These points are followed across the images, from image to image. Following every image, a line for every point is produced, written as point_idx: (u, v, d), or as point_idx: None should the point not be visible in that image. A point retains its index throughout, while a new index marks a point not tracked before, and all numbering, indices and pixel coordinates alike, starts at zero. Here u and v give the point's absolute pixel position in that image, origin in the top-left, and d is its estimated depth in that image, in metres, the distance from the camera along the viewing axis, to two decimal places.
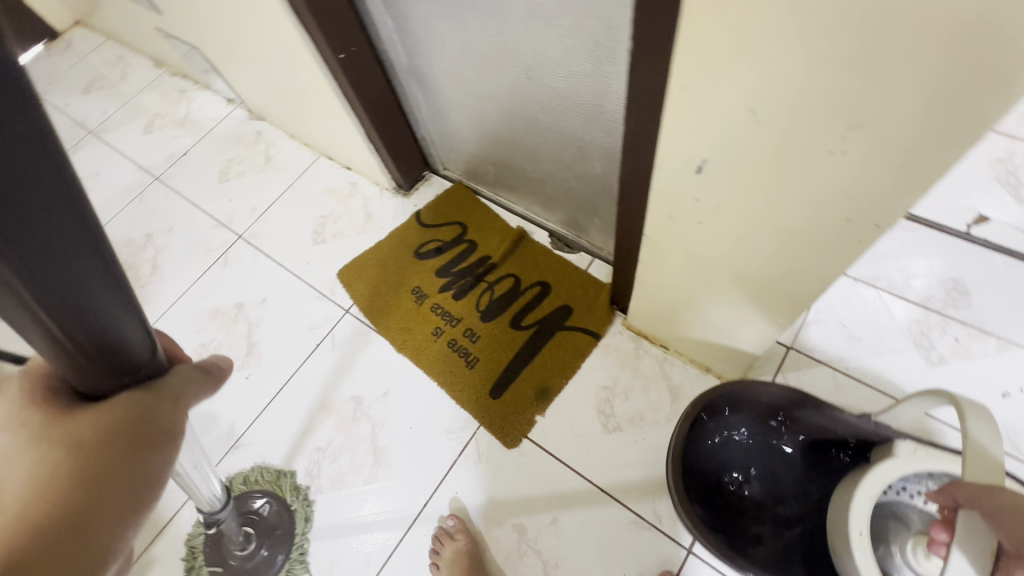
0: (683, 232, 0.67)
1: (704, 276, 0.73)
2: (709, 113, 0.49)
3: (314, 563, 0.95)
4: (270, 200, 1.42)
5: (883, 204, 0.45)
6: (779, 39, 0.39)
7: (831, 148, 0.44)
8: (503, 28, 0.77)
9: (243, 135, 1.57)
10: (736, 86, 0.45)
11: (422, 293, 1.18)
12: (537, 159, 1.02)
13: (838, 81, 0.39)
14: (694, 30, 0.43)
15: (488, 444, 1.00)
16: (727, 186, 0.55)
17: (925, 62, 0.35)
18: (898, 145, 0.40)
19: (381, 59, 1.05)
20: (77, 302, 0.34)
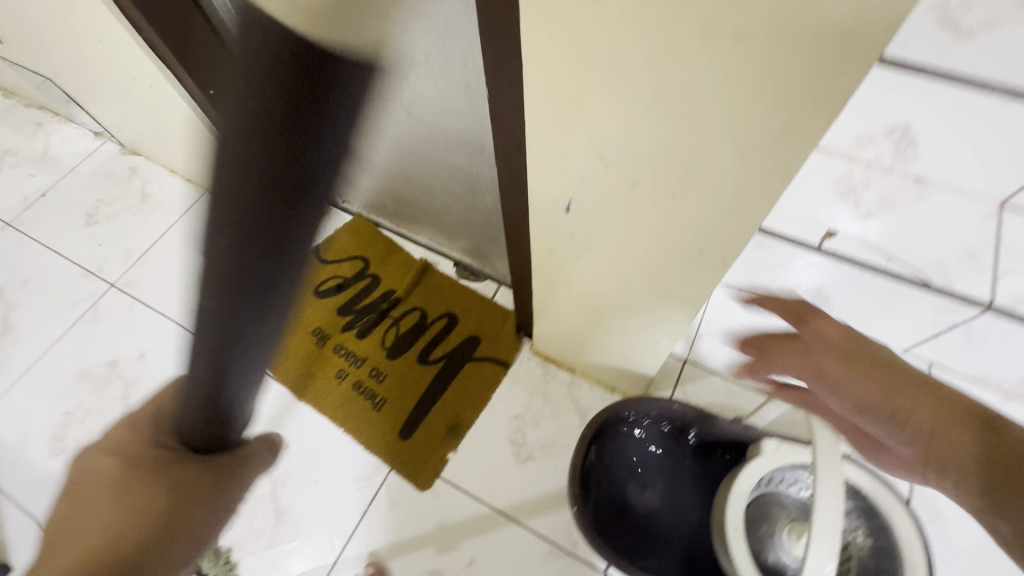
0: (567, 267, 0.69)
1: (594, 306, 0.75)
2: (566, 157, 0.50)
3: None
4: (148, 242, 1.30)
5: (726, 239, 0.49)
6: (612, 95, 0.41)
7: (674, 192, 0.47)
8: (378, 67, 0.75)
9: (114, 172, 1.43)
10: (584, 136, 0.46)
11: (323, 333, 1.12)
12: (432, 192, 1.01)
13: (667, 133, 0.42)
14: (536, 83, 0.44)
15: (399, 489, 0.95)
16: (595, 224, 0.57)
17: (733, 119, 0.38)
18: (727, 190, 0.44)
19: None
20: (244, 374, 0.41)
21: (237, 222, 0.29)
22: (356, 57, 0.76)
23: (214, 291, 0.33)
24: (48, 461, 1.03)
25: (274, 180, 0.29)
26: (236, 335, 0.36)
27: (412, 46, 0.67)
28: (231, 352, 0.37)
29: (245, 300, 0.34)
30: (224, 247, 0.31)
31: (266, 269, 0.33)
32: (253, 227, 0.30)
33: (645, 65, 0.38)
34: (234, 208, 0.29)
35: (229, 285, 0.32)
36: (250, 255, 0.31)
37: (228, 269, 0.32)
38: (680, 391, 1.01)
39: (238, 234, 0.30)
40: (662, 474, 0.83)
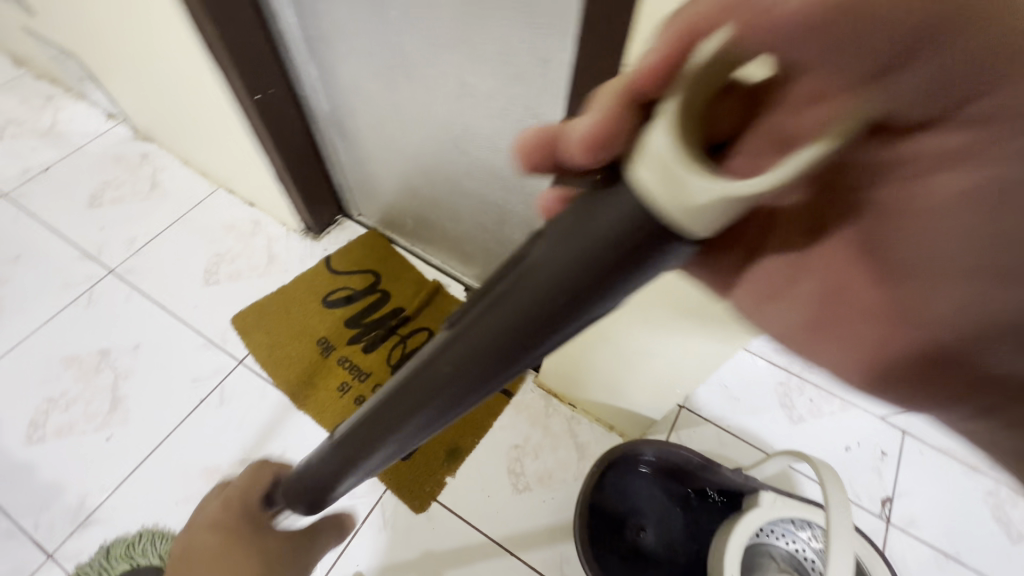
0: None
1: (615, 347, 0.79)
2: None
3: None
4: (153, 231, 1.27)
5: None
6: None
7: None
8: (434, 101, 0.78)
9: (124, 156, 1.41)
10: None
11: (329, 344, 1.12)
12: (458, 219, 1.04)
13: None
14: None
15: (394, 510, 0.95)
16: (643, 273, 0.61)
17: None
18: None
19: (300, 104, 1.01)
20: (386, 427, 0.42)
21: (524, 320, 0.27)
22: (414, 89, 0.79)
23: (455, 360, 0.32)
24: (24, 449, 0.98)
25: (581, 305, 0.25)
26: (444, 402, 0.35)
27: (475, 87, 0.71)
28: (419, 405, 0.37)
29: (477, 384, 0.33)
30: (486, 333, 0.29)
31: (506, 367, 0.31)
32: (526, 331, 0.28)
33: None
34: (523, 308, 0.27)
35: (469, 363, 0.31)
36: (510, 349, 0.29)
37: (475, 354, 0.31)
38: (675, 437, 1.04)
39: (518, 331, 0.28)
40: (658, 515, 0.85)
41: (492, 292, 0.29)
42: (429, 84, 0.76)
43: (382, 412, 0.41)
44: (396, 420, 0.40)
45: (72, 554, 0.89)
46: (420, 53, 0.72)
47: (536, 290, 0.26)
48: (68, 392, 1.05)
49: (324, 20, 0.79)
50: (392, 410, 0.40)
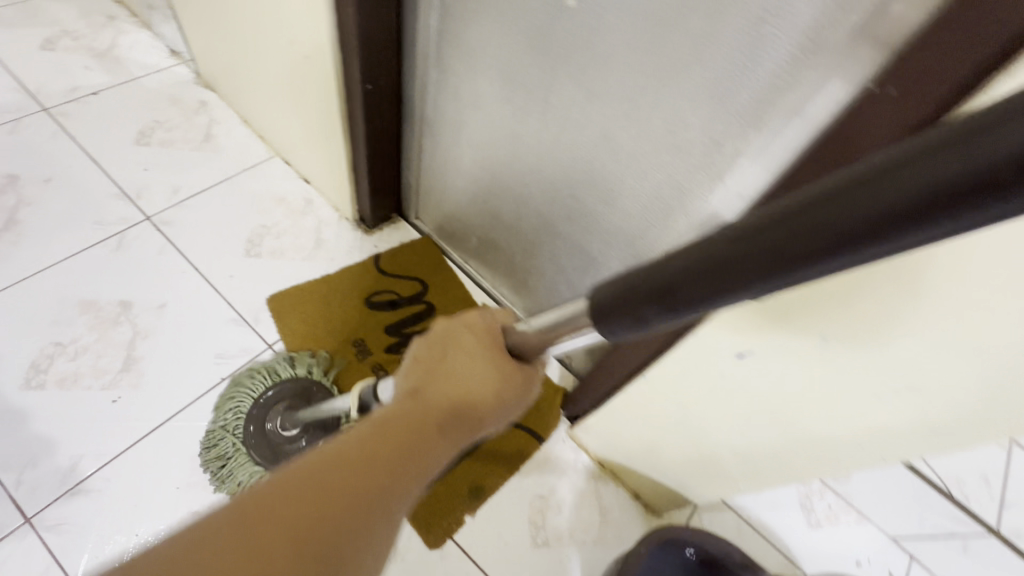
0: (689, 391, 0.72)
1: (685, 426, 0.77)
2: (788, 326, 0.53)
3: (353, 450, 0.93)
4: (199, 185, 1.20)
5: (899, 446, 0.58)
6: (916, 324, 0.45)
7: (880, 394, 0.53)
8: (563, 143, 0.76)
9: (181, 99, 1.33)
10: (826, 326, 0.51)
11: (366, 348, 1.07)
12: (532, 254, 1.01)
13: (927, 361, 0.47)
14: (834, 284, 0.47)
15: (408, 541, 0.90)
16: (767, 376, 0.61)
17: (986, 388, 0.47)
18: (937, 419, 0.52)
19: (402, 102, 0.97)
20: (613, 309, 0.39)
21: (847, 220, 0.24)
22: (545, 126, 0.76)
23: (724, 252, 0.30)
24: (21, 394, 0.90)
25: (932, 216, 0.22)
26: (679, 298, 0.33)
27: (620, 145, 0.69)
28: (648, 299, 0.35)
29: (728, 284, 0.30)
30: (784, 232, 0.27)
31: (780, 274, 0.28)
32: (836, 228, 0.25)
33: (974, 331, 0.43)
34: (864, 208, 0.24)
35: (737, 259, 0.29)
36: (803, 249, 0.26)
37: (751, 247, 0.28)
38: (697, 517, 1.03)
39: (832, 229, 0.25)
40: None
41: (809, 193, 0.27)
42: (566, 127, 0.74)
43: (605, 304, 0.40)
44: (626, 301, 0.38)
45: (53, 523, 0.82)
46: (570, 96, 0.70)
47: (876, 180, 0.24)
48: (79, 339, 0.97)
49: (470, 35, 0.76)
50: (625, 296, 0.38)
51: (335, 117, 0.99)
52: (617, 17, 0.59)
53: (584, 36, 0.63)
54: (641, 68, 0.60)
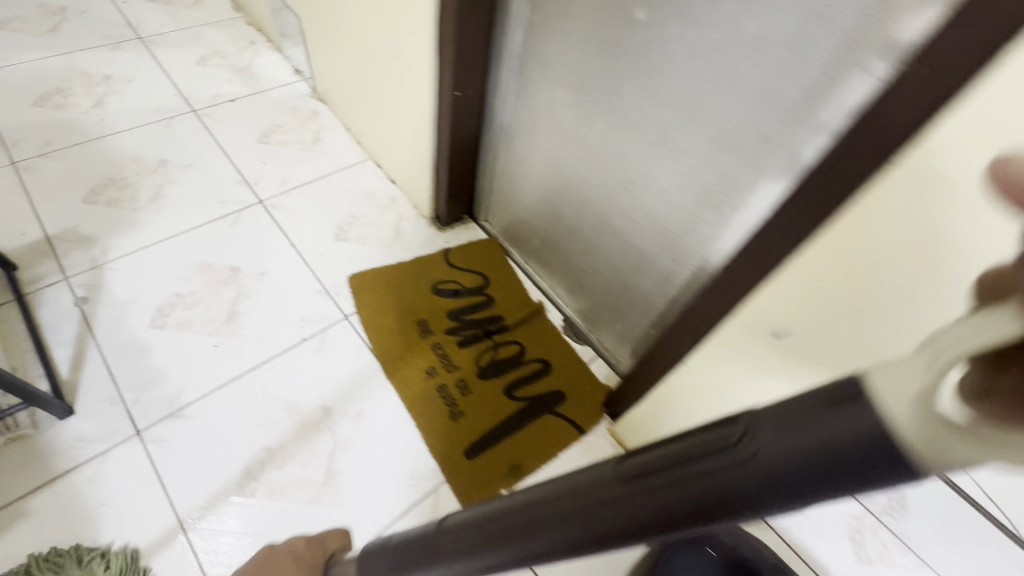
0: (744, 327, 0.67)
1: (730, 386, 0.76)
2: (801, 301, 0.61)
3: None
4: (305, 178, 1.40)
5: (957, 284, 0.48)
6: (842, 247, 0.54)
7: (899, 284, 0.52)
8: (625, 143, 0.85)
9: (297, 109, 1.56)
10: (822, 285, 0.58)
11: (428, 328, 1.17)
12: (589, 252, 1.08)
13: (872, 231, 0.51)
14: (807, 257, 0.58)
15: (447, 502, 0.97)
16: (823, 299, 0.59)
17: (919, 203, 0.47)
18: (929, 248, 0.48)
19: (485, 111, 1.10)
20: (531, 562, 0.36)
21: (856, 440, 0.21)
22: (612, 129, 0.85)
23: (730, 458, 0.25)
24: (146, 330, 1.07)
25: (852, 469, 0.21)
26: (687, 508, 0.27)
27: (676, 144, 0.76)
28: (578, 522, 0.33)
29: (690, 514, 0.28)
30: (827, 437, 0.22)
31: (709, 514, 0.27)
32: (798, 476, 0.23)
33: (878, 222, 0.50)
34: (773, 473, 0.23)
35: (734, 481, 0.25)
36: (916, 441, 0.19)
37: (690, 495, 0.27)
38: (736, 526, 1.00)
39: (841, 451, 0.21)
40: None
41: (700, 476, 0.27)
42: (629, 128, 0.82)
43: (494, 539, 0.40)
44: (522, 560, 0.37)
45: (157, 438, 0.95)
46: (633, 99, 0.79)
47: (842, 467, 0.21)
48: (195, 293, 1.14)
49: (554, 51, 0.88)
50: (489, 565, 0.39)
51: (427, 122, 1.13)
52: (682, 26, 0.67)
53: (653, 44, 0.72)
54: (703, 72, 0.68)
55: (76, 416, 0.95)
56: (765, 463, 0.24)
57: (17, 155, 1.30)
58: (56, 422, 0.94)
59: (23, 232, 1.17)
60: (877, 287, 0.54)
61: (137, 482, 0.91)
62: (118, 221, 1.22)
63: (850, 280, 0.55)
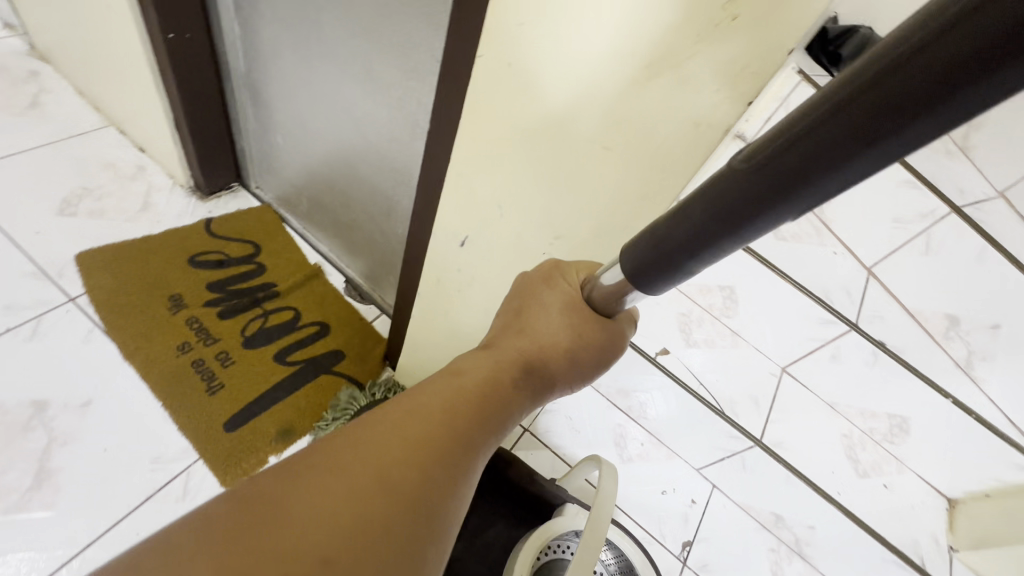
0: (444, 226, 0.67)
1: (444, 307, 0.78)
2: (488, 190, 0.59)
3: None
4: (15, 148, 1.17)
5: (645, 123, 0.43)
6: (525, 121, 0.50)
7: (602, 143, 0.47)
8: (344, 80, 0.84)
9: (7, 68, 1.30)
10: (504, 167, 0.55)
11: (183, 302, 1.06)
12: (351, 205, 1.06)
13: (562, 85, 0.45)
14: (470, 146, 0.56)
15: (202, 480, 0.89)
16: (601, 175, 0.49)
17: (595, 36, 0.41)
18: (621, 93, 0.43)
19: (217, 59, 1.01)
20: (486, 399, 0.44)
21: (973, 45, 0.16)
22: (331, 66, 0.84)
23: (805, 119, 0.22)
24: None
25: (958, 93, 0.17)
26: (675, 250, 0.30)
27: (381, 75, 0.77)
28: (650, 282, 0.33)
29: (740, 220, 0.26)
30: (924, 55, 0.17)
31: (759, 216, 0.25)
32: (887, 116, 0.19)
33: (561, 80, 0.45)
34: (857, 125, 0.20)
35: (793, 158, 0.22)
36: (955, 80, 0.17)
37: (743, 188, 0.25)
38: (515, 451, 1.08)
39: (949, 66, 0.17)
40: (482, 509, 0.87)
41: (752, 162, 0.24)
42: (342, 64, 0.81)
43: None
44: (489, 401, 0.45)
45: None
46: (337, 32, 0.78)
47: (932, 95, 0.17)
48: None
49: None
50: None
51: (151, 73, 1.01)
52: None
53: None
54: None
55: None
56: (848, 110, 0.20)
57: None
58: None
59: None
60: (575, 156, 0.49)
61: None
62: None
63: (618, 145, 0.46)
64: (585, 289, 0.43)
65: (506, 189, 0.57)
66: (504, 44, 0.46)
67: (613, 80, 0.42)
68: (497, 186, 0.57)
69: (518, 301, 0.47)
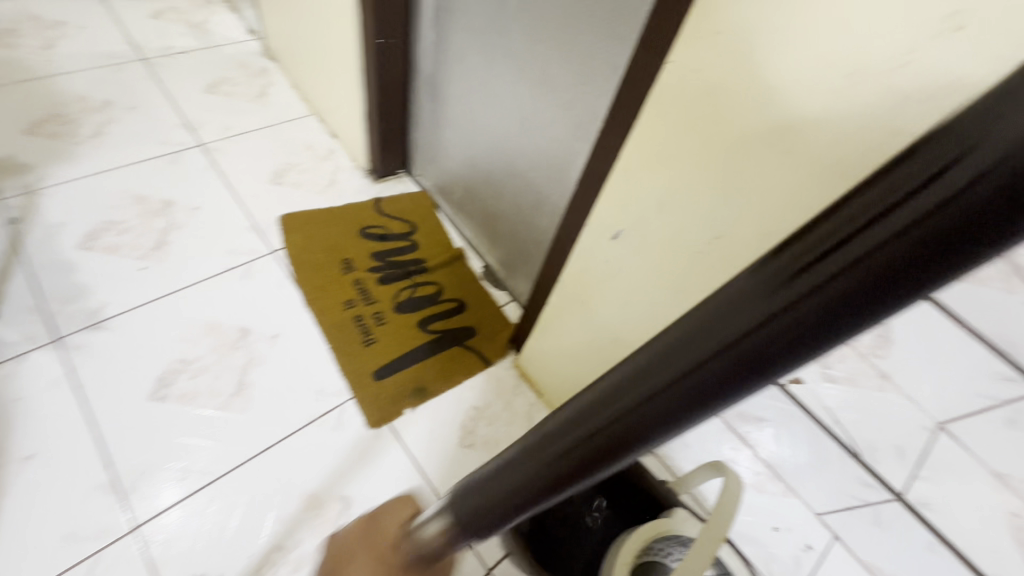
0: (600, 218, 0.72)
1: (584, 295, 0.84)
2: (652, 187, 0.63)
3: (14, 498, 0.84)
4: (247, 127, 1.46)
5: (829, 132, 0.45)
6: (703, 123, 0.54)
7: (779, 148, 0.49)
8: (518, 83, 0.94)
9: (247, 64, 1.62)
10: (673, 165, 0.59)
11: (352, 265, 1.24)
12: (501, 197, 1.16)
13: (746, 92, 0.49)
14: (643, 145, 0.61)
15: (351, 416, 1.03)
16: (772, 175, 0.51)
17: (791, 47, 0.44)
18: (808, 101, 0.45)
19: (410, 61, 1.18)
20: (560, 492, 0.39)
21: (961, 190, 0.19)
22: (509, 71, 0.94)
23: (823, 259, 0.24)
24: (74, 251, 1.12)
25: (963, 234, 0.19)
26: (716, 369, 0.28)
27: (555, 79, 0.85)
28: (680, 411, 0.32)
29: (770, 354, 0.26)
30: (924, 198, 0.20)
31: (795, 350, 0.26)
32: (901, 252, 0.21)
33: (749, 87, 0.48)
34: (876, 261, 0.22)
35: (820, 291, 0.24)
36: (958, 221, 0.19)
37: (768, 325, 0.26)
38: None
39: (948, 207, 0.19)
40: None
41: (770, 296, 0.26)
42: (521, 69, 0.91)
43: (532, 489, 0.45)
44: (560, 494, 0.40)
45: (76, 345, 1.01)
46: (521, 40, 0.88)
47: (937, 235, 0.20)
48: (127, 222, 1.19)
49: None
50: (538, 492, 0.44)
51: (357, 70, 1.21)
52: None
53: None
54: (568, 12, 0.77)
55: None
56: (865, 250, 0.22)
57: None
58: None
59: None
60: (748, 159, 0.52)
61: (54, 381, 0.96)
62: (57, 153, 1.27)
63: (796, 147, 0.48)
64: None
65: (671, 187, 0.61)
66: (697, 52, 0.51)
67: (795, 91, 0.45)
68: (662, 184, 0.62)
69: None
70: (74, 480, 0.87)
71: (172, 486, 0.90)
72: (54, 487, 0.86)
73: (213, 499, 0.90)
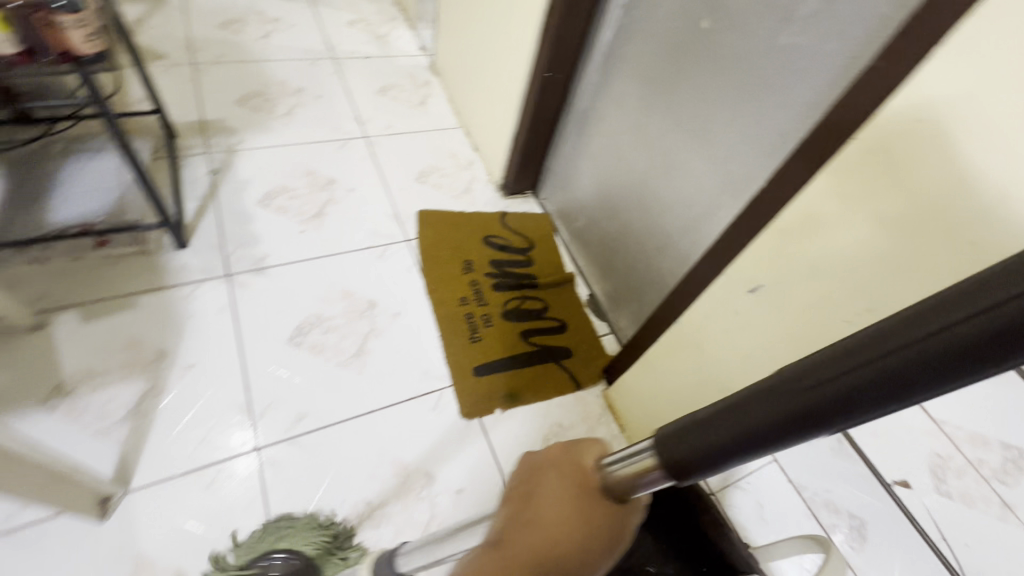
0: (740, 269, 0.75)
1: (701, 340, 0.86)
2: (805, 250, 0.66)
3: (172, 397, 0.99)
4: (405, 129, 1.64)
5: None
6: (877, 199, 0.56)
7: (961, 236, 0.50)
8: (673, 133, 1.00)
9: (414, 76, 1.83)
10: (835, 234, 0.62)
11: (472, 267, 1.35)
12: (625, 233, 1.22)
13: (934, 179, 0.51)
14: (805, 209, 0.64)
15: (448, 402, 1.11)
16: (959, 220, 0.50)
17: (997, 143, 0.46)
18: (1006, 197, 0.47)
19: (568, 97, 1.29)
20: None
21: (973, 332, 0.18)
22: (666, 120, 1.01)
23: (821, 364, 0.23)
24: (254, 205, 1.32)
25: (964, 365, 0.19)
26: (762, 424, 0.24)
27: (714, 134, 0.90)
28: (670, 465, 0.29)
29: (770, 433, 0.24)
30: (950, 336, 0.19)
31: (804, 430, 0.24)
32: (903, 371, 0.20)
33: (938, 173, 0.51)
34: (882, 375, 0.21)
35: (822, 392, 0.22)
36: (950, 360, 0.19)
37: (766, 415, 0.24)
38: None
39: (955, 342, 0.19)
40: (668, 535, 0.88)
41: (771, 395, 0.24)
42: (679, 121, 0.98)
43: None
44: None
45: (240, 283, 1.18)
46: (687, 94, 0.95)
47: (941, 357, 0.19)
48: (297, 190, 1.38)
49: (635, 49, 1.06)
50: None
51: (518, 97, 1.33)
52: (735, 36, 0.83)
53: (710, 48, 0.88)
54: (744, 77, 0.83)
55: (187, 249, 1.20)
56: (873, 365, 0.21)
57: (198, 58, 1.63)
58: (173, 249, 1.19)
59: (186, 112, 1.47)
60: (921, 243, 0.54)
61: (219, 308, 1.13)
62: (255, 123, 1.50)
63: (982, 238, 0.49)
64: (601, 470, 0.32)
65: (829, 254, 0.63)
66: (888, 134, 0.54)
67: (993, 186, 0.47)
68: (817, 250, 0.64)
69: (525, 486, 0.33)
70: (218, 395, 1.01)
71: (291, 423, 1.01)
72: (201, 397, 1.00)
73: (321, 443, 1.00)
